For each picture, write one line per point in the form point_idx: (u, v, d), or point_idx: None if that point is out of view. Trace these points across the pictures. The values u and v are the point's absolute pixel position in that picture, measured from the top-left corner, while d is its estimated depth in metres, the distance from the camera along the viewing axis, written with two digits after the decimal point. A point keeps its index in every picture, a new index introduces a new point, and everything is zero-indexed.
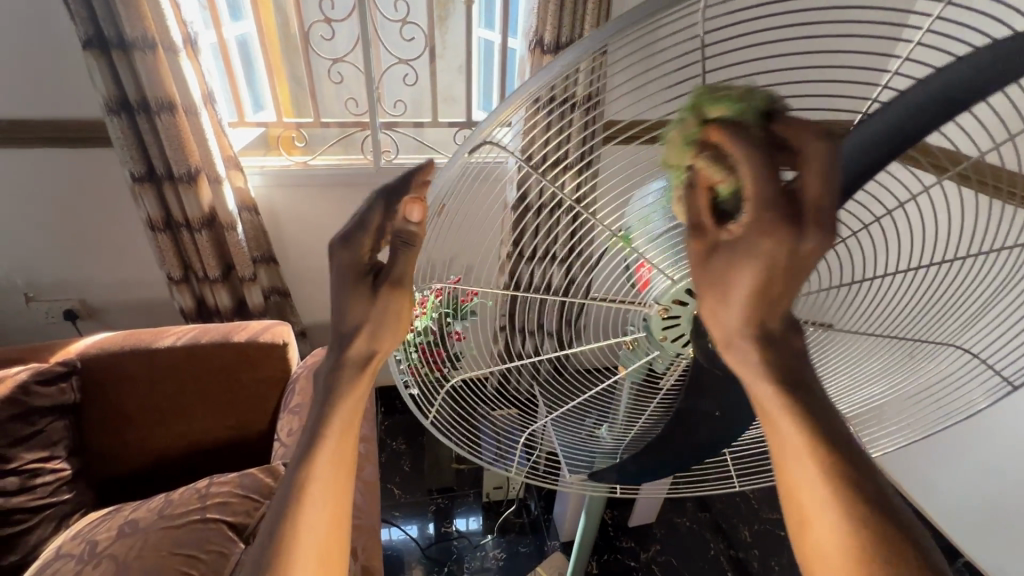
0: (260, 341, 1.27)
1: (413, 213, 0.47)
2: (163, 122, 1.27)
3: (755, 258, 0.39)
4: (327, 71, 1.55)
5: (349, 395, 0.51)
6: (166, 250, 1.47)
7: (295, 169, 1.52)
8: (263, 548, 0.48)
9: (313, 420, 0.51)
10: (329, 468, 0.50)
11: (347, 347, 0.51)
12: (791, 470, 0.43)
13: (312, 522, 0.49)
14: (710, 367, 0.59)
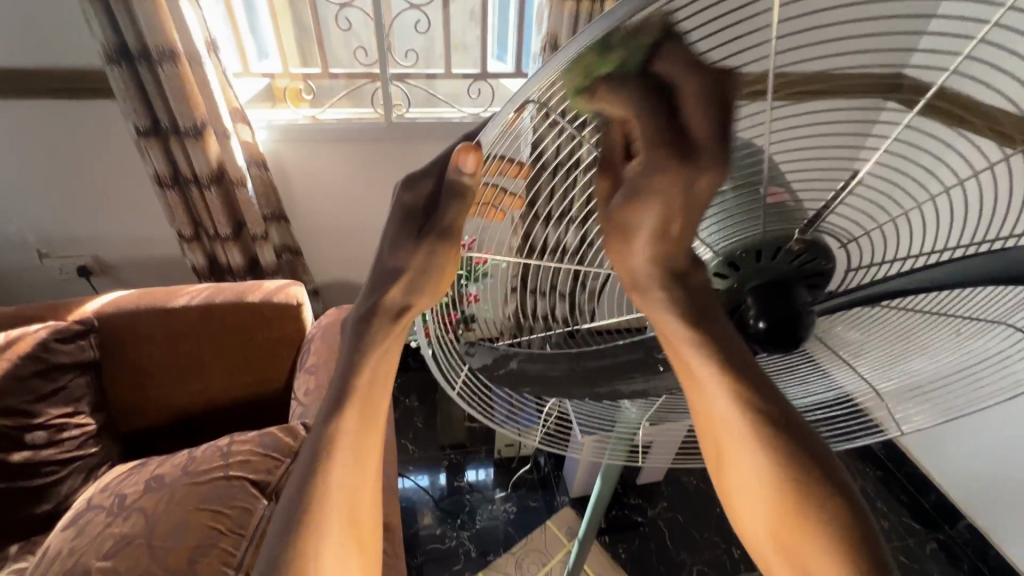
0: (274, 301, 1.27)
1: (464, 161, 0.41)
2: (165, 72, 1.21)
3: (653, 201, 0.41)
4: (335, 17, 1.47)
5: (379, 346, 0.49)
6: (176, 207, 1.45)
7: (304, 123, 1.47)
8: (296, 500, 0.48)
9: (346, 369, 0.50)
10: (361, 423, 0.50)
11: (383, 292, 0.48)
12: (704, 399, 0.47)
13: (344, 476, 0.49)
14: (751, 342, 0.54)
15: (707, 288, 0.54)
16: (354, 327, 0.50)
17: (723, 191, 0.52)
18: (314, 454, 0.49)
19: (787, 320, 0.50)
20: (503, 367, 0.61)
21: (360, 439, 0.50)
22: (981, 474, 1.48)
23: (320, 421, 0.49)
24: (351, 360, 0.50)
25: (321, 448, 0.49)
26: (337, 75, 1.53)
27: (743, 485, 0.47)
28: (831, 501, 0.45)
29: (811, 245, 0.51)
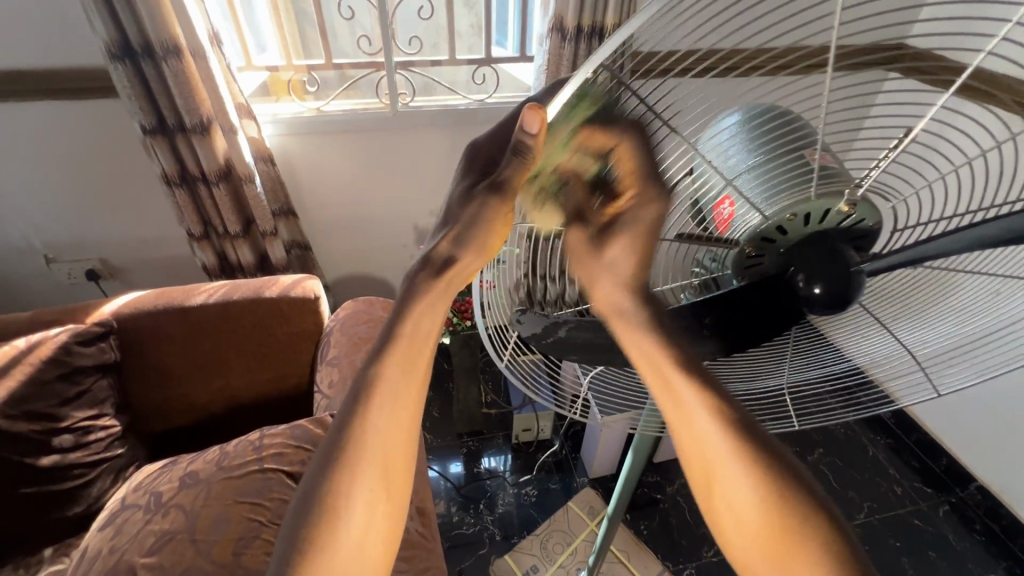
0: (291, 295, 1.26)
1: (530, 122, 0.40)
2: (170, 68, 1.20)
3: (627, 236, 0.52)
4: (337, 6, 1.46)
5: (425, 300, 0.51)
6: (184, 206, 1.43)
7: (309, 115, 1.45)
8: (334, 441, 0.50)
9: (389, 322, 0.52)
10: (403, 372, 0.51)
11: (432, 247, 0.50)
12: (685, 418, 0.52)
13: (380, 422, 0.50)
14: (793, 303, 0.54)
15: (753, 254, 0.54)
16: (404, 283, 0.52)
17: (770, 155, 0.53)
18: (353, 395, 0.51)
19: (838, 282, 0.50)
20: (551, 335, 0.62)
21: (398, 387, 0.51)
22: (989, 435, 1.52)
23: (365, 369, 0.52)
24: (400, 313, 0.52)
25: (360, 391, 0.50)
26: (341, 66, 1.51)
27: (736, 503, 0.49)
28: (803, 505, 0.48)
29: (860, 207, 0.51)
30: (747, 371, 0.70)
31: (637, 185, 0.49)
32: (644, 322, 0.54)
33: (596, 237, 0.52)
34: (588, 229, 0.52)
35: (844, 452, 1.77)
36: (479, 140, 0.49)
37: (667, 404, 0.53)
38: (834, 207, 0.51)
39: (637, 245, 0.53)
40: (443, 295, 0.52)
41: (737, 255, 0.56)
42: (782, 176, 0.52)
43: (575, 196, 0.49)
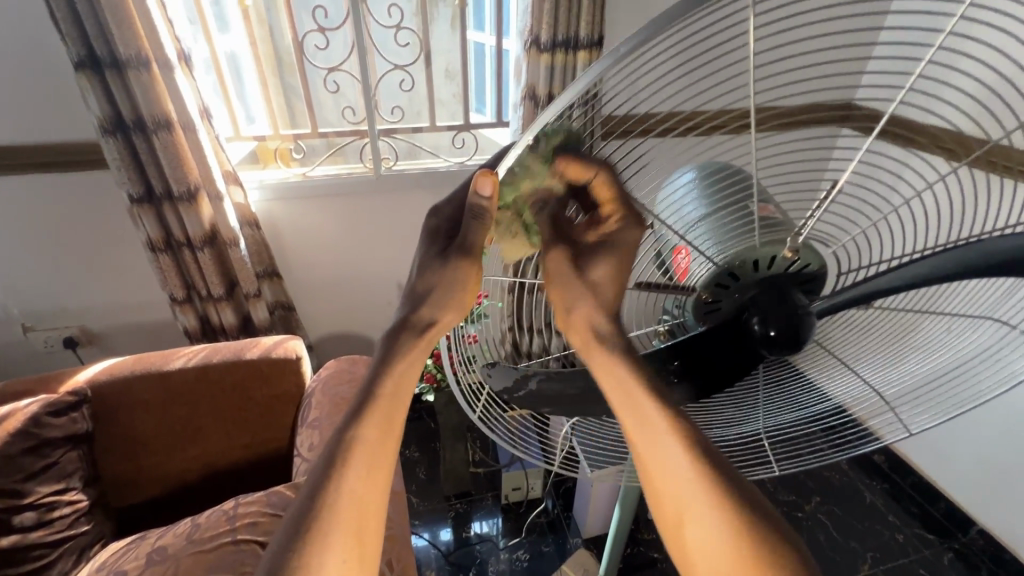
0: (273, 356, 1.25)
1: (483, 186, 0.44)
2: (161, 141, 1.25)
3: (615, 250, 0.54)
4: (323, 81, 1.54)
5: (402, 360, 0.52)
6: (168, 270, 1.45)
7: (295, 182, 1.51)
8: (303, 507, 0.48)
9: (365, 385, 0.52)
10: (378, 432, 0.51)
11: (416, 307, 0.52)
12: (654, 447, 0.52)
13: (353, 483, 0.49)
14: (753, 345, 0.57)
15: (711, 298, 0.57)
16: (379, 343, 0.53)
17: (715, 205, 0.57)
18: (325, 462, 0.50)
19: (792, 324, 0.53)
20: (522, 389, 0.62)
21: (372, 446, 0.50)
22: (983, 476, 1.50)
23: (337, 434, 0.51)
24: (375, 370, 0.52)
25: (331, 459, 0.50)
26: (326, 135, 1.59)
27: (706, 532, 0.49)
28: (769, 527, 0.49)
29: (801, 252, 0.55)
30: (721, 415, 0.69)
31: (619, 208, 0.53)
32: (622, 358, 0.56)
33: (576, 255, 0.54)
34: (571, 252, 0.54)
35: (842, 500, 1.73)
36: (440, 204, 0.52)
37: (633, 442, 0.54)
38: (779, 253, 0.55)
39: (619, 264, 0.55)
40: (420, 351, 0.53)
41: (697, 300, 0.58)
42: (726, 228, 0.56)
43: (548, 212, 0.52)
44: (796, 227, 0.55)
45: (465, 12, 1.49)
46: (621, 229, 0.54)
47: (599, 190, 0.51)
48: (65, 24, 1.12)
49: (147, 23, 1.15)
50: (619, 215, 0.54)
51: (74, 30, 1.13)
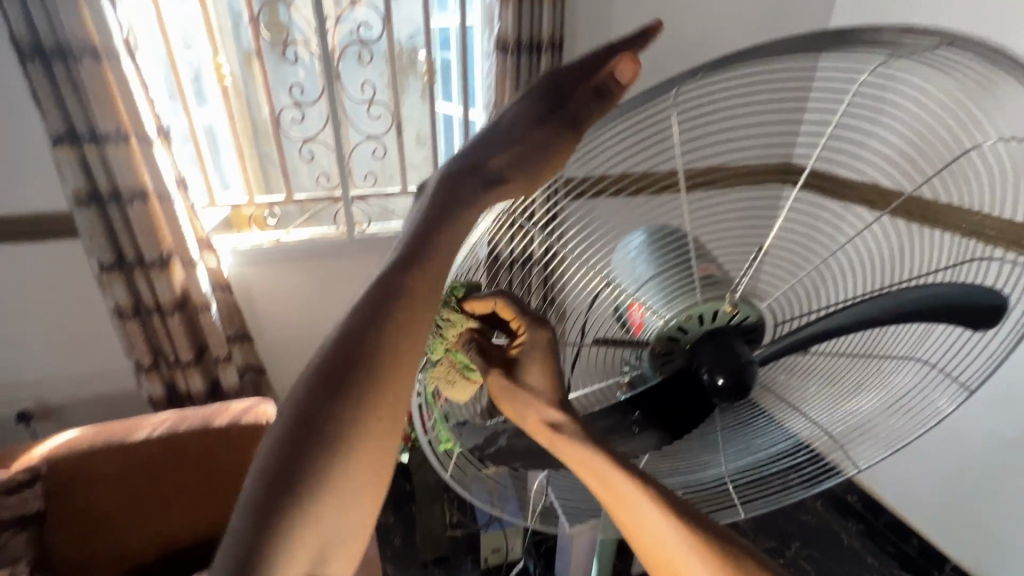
0: (243, 422, 1.23)
1: (626, 70, 0.43)
2: (135, 210, 1.28)
3: (538, 352, 0.55)
4: (298, 151, 1.60)
5: (403, 333, 0.43)
6: (135, 337, 1.43)
7: (268, 246, 1.55)
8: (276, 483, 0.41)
9: (359, 347, 0.42)
10: (360, 409, 0.41)
11: (387, 308, 0.43)
12: (628, 513, 0.50)
13: (339, 464, 0.41)
14: (708, 394, 0.61)
15: (662, 350, 0.63)
16: (363, 297, 0.45)
17: (663, 264, 0.63)
18: (290, 426, 0.41)
19: (737, 372, 0.59)
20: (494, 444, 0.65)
21: (373, 415, 0.42)
22: (947, 511, 1.55)
23: (301, 391, 0.42)
24: (364, 337, 0.42)
25: (296, 421, 0.41)
26: (301, 201, 1.65)
27: None
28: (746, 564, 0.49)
29: (741, 307, 0.61)
30: (688, 462, 0.71)
31: (525, 320, 0.54)
32: (581, 435, 0.53)
33: (509, 376, 0.54)
34: (505, 369, 0.54)
35: (819, 543, 1.74)
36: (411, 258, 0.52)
37: (610, 510, 0.51)
38: (721, 307, 0.61)
39: (548, 363, 0.55)
40: (414, 318, 0.43)
41: (650, 352, 0.64)
42: (674, 285, 0.62)
43: (476, 346, 0.54)
44: (731, 285, 0.63)
45: (434, 87, 1.61)
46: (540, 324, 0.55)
47: (502, 307, 0.53)
48: (46, 103, 1.16)
49: (128, 101, 1.20)
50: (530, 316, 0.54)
51: (56, 108, 1.18)
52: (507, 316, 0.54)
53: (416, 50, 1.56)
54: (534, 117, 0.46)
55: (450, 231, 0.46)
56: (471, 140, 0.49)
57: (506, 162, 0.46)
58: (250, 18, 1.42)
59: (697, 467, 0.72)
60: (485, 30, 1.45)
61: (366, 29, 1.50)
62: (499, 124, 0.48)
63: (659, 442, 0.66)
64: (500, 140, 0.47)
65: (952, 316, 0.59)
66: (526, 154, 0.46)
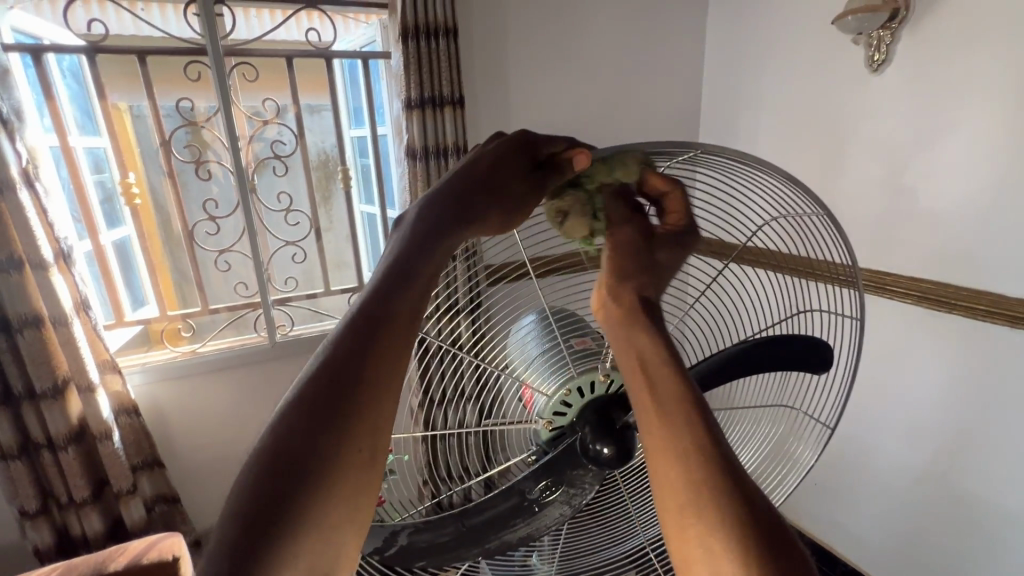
0: (143, 562, 1.10)
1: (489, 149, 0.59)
2: (25, 338, 1.20)
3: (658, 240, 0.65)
4: (214, 262, 1.60)
5: (370, 386, 0.44)
6: (19, 481, 1.28)
7: (180, 361, 1.48)
8: (260, 492, 0.40)
9: (329, 382, 0.43)
10: (340, 491, 0.42)
11: (356, 372, 0.44)
12: (666, 445, 0.51)
13: (327, 481, 0.41)
14: (595, 464, 0.64)
15: (553, 427, 0.68)
16: (339, 335, 0.46)
17: (548, 342, 0.74)
18: (239, 533, 0.39)
19: (619, 440, 0.62)
20: (392, 545, 0.59)
21: (359, 441, 0.43)
22: (895, 555, 1.57)
23: (254, 484, 0.40)
24: (348, 384, 0.44)
25: (252, 521, 0.39)
26: (217, 311, 1.62)
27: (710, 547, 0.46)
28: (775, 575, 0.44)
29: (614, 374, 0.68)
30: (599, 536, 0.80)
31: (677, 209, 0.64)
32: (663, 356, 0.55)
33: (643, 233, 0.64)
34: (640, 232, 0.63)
35: None
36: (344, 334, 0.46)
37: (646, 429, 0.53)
38: (597, 378, 0.67)
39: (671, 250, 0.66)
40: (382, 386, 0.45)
41: (543, 430, 0.69)
42: (556, 361, 0.71)
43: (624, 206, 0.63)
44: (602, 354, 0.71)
45: (353, 191, 1.69)
46: (695, 223, 0.66)
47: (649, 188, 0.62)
48: None
49: (23, 229, 1.18)
50: (676, 217, 0.65)
51: None
52: (673, 205, 0.64)
53: (332, 160, 1.65)
54: (505, 170, 0.55)
55: (403, 301, 0.48)
56: (426, 203, 0.53)
57: (491, 205, 0.54)
58: (162, 143, 1.47)
59: (609, 543, 0.79)
60: (396, 139, 1.56)
61: (281, 144, 1.59)
62: (472, 172, 0.55)
63: (562, 517, 0.66)
64: (474, 189, 0.54)
65: (784, 362, 0.67)
66: (501, 197, 0.55)
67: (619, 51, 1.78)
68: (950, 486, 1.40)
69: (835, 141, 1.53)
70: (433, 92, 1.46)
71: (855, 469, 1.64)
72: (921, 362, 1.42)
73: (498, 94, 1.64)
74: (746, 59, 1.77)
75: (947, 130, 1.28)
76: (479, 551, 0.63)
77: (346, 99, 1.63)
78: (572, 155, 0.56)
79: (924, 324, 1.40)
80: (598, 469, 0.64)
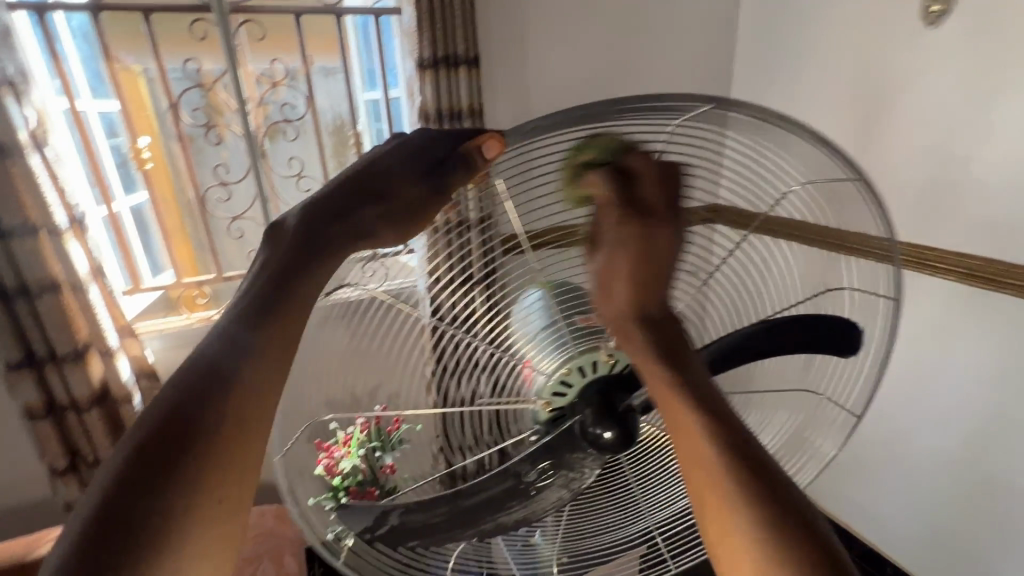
0: None
1: (491, 148, 0.51)
2: (45, 303, 1.22)
3: (628, 246, 0.51)
4: (227, 228, 1.59)
5: (246, 389, 0.44)
6: (47, 439, 1.32)
7: (197, 327, 1.50)
8: (104, 513, 0.38)
9: (201, 393, 0.43)
10: (195, 516, 0.40)
11: (231, 376, 0.44)
12: (691, 445, 0.49)
13: (192, 492, 0.40)
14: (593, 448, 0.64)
15: (553, 408, 0.70)
16: (210, 348, 0.45)
17: (551, 319, 0.71)
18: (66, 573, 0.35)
19: (620, 423, 0.62)
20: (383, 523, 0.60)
21: (231, 453, 0.42)
22: (918, 539, 1.52)
23: (92, 516, 0.38)
24: (215, 389, 0.43)
25: (86, 553, 0.36)
26: (230, 278, 1.62)
27: (739, 547, 0.45)
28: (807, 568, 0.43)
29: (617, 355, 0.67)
30: (608, 518, 0.78)
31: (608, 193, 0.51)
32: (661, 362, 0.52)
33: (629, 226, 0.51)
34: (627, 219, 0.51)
35: None
36: (220, 341, 0.45)
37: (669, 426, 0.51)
38: (599, 357, 0.68)
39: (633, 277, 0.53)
40: (260, 392, 0.45)
41: (542, 410, 0.71)
42: (556, 338, 0.70)
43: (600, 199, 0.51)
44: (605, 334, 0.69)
45: (365, 157, 1.64)
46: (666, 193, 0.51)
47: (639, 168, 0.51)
48: None
49: (36, 194, 1.17)
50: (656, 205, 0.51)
51: None
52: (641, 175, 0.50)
53: (345, 125, 1.61)
54: (404, 166, 0.52)
55: (291, 305, 0.48)
56: (312, 204, 0.52)
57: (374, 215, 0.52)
58: (171, 106, 1.44)
59: (614, 526, 0.77)
60: (409, 103, 1.50)
61: (290, 108, 1.54)
62: (351, 182, 0.52)
63: (560, 501, 0.66)
64: (384, 177, 0.52)
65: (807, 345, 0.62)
66: (399, 209, 0.52)
67: (645, 4, 1.65)
68: (980, 472, 1.34)
69: (880, 103, 1.41)
70: (448, 51, 1.38)
71: (879, 451, 1.59)
72: (959, 345, 1.34)
73: (516, 53, 1.56)
74: (786, 13, 1.63)
75: (1008, 92, 1.16)
76: (474, 531, 0.63)
77: (360, 61, 1.57)
78: (481, 142, 0.52)
79: (965, 305, 1.31)
80: (598, 452, 0.64)
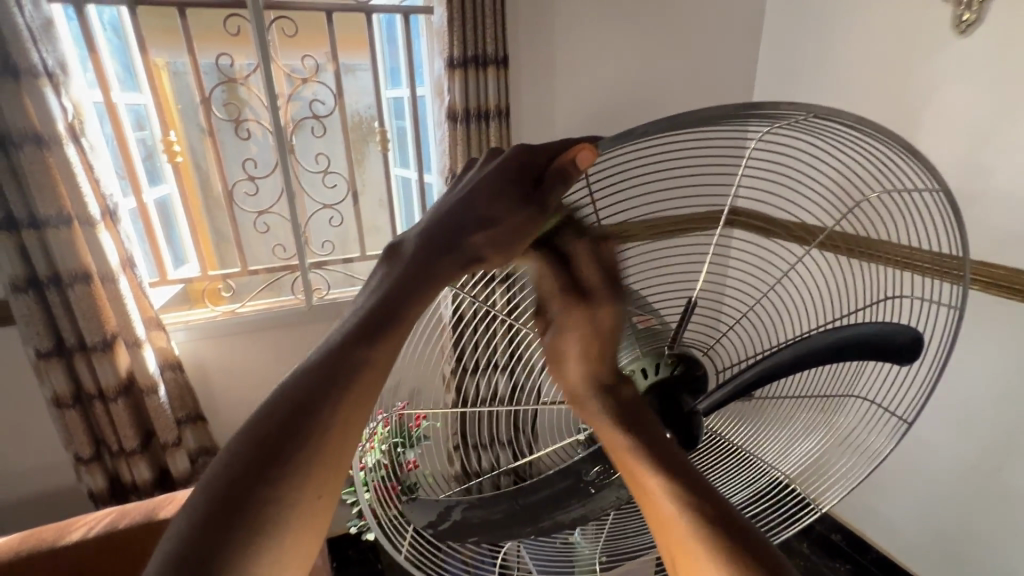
0: None
1: (584, 159, 0.48)
2: (76, 293, 1.23)
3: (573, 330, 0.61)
4: (253, 223, 1.60)
5: (365, 376, 0.42)
6: (73, 428, 1.34)
7: (221, 320, 1.51)
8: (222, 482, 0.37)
9: (323, 372, 0.42)
10: (297, 501, 0.38)
11: (355, 367, 0.43)
12: (648, 489, 0.53)
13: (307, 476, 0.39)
14: None
15: None
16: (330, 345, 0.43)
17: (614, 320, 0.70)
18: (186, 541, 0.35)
19: (681, 427, 0.64)
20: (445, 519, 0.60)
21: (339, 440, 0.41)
22: (935, 548, 1.52)
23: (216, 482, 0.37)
24: (343, 375, 0.42)
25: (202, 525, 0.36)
26: (256, 271, 1.63)
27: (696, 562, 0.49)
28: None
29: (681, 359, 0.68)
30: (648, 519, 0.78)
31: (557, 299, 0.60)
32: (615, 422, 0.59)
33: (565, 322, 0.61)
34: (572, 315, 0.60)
35: None
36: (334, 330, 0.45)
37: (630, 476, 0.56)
38: (664, 359, 0.67)
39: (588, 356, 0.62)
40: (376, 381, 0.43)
41: None
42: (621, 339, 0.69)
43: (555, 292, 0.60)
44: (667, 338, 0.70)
45: (389, 153, 1.65)
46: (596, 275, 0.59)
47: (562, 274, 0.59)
48: None
49: (71, 185, 1.19)
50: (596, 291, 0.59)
51: None
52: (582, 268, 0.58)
53: (367, 121, 1.61)
54: (495, 192, 0.49)
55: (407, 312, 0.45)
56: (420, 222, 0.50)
57: (480, 241, 0.48)
58: (202, 101, 1.45)
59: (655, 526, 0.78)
60: (436, 101, 1.51)
61: (320, 104, 1.55)
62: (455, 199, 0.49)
63: (618, 501, 0.65)
64: (474, 205, 0.49)
65: (886, 353, 0.64)
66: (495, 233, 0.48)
67: (672, 8, 1.66)
68: (999, 483, 1.34)
69: (908, 111, 1.41)
70: (476, 50, 1.39)
71: (897, 459, 1.59)
72: (983, 354, 1.33)
73: (542, 54, 1.56)
74: (813, 19, 1.63)
75: None
76: (533, 528, 0.63)
77: (384, 59, 1.58)
78: (573, 154, 0.48)
79: (991, 315, 1.31)
80: None
